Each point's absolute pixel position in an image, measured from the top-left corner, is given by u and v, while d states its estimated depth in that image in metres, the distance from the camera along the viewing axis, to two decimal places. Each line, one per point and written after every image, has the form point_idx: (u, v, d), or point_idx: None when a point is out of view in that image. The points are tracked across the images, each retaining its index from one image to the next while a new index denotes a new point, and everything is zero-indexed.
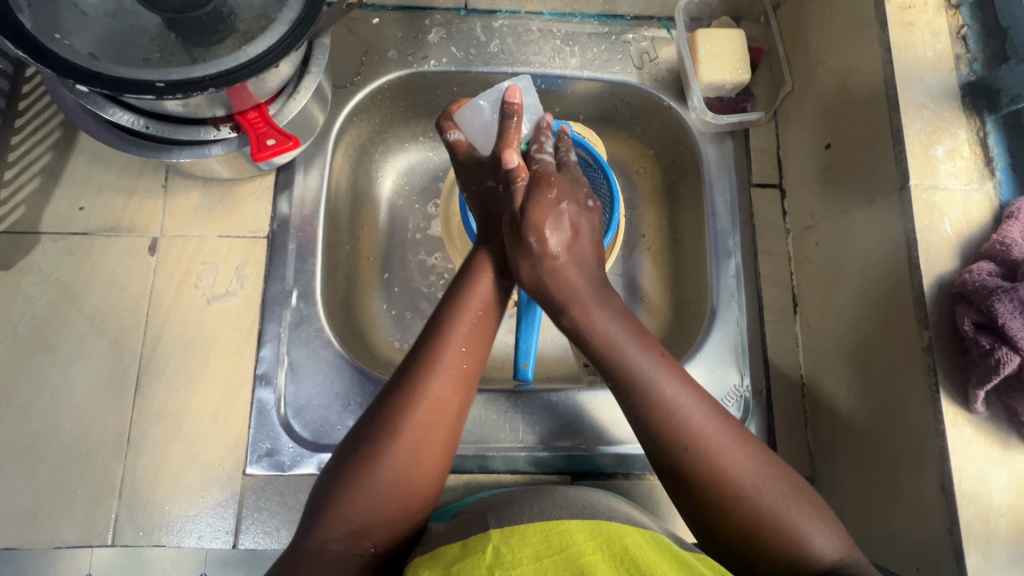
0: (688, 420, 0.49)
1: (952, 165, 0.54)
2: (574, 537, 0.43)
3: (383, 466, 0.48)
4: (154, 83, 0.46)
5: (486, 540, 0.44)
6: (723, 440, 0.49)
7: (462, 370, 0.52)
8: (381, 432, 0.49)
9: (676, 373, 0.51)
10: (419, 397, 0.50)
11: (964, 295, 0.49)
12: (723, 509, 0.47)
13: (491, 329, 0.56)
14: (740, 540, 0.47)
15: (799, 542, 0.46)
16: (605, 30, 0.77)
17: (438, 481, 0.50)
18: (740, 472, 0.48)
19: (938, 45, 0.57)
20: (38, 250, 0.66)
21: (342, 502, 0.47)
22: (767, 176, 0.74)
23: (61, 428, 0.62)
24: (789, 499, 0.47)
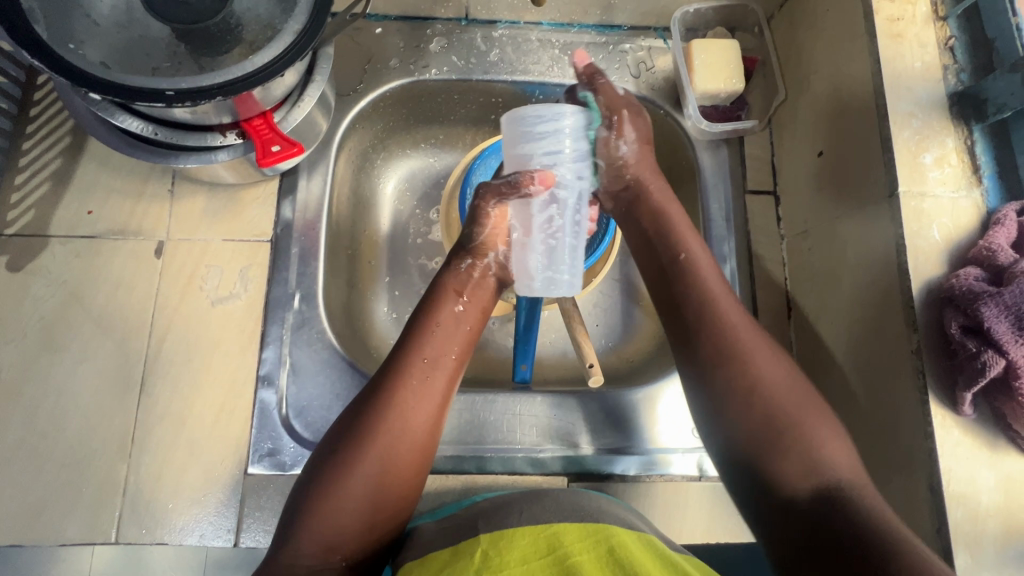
0: (723, 305, 0.54)
1: (940, 173, 0.55)
2: (561, 540, 0.45)
3: (353, 484, 0.48)
4: (164, 91, 0.47)
5: (476, 544, 0.46)
6: (755, 340, 0.53)
7: (430, 386, 0.53)
8: (348, 452, 0.49)
9: (721, 278, 0.57)
10: (386, 416, 0.51)
11: (952, 299, 0.50)
12: (745, 403, 0.51)
13: (464, 342, 0.57)
14: (755, 436, 0.50)
15: (807, 451, 0.48)
16: (602, 40, 0.79)
17: (410, 495, 0.51)
18: (769, 373, 0.51)
19: (926, 56, 0.58)
20: (47, 253, 0.68)
21: (310, 521, 0.47)
22: (761, 183, 0.76)
23: (66, 426, 0.63)
24: (809, 414, 0.50)
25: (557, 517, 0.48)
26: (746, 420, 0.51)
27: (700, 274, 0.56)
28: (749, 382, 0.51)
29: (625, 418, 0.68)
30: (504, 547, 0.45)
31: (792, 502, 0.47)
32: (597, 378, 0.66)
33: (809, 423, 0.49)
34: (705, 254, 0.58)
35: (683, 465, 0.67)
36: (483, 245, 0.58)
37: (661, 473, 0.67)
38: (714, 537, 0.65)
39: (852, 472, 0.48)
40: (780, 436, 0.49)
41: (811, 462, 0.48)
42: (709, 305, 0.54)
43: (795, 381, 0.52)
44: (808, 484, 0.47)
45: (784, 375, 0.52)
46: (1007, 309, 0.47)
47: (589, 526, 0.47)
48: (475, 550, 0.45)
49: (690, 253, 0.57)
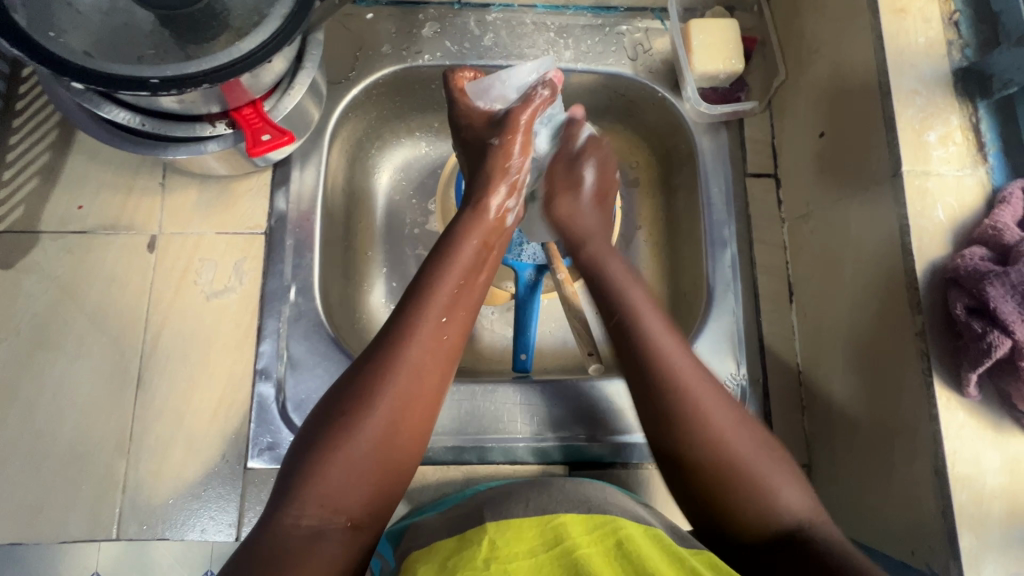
0: (679, 363, 0.53)
1: (945, 151, 0.54)
2: (567, 531, 0.45)
3: (360, 439, 0.48)
4: (148, 79, 0.46)
5: (482, 534, 0.45)
6: (715, 401, 0.51)
7: (442, 343, 0.53)
8: (354, 409, 0.49)
9: (669, 330, 0.55)
10: (394, 369, 0.51)
11: (956, 280, 0.49)
12: (707, 473, 0.49)
13: (473, 297, 0.57)
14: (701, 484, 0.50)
15: (765, 500, 0.48)
16: (599, 22, 0.77)
17: (415, 456, 0.51)
18: (732, 434, 0.50)
19: (930, 31, 0.57)
20: (38, 249, 0.67)
21: (313, 481, 0.46)
22: (761, 166, 0.75)
23: (64, 423, 0.63)
24: (755, 447, 0.50)
25: (563, 509, 0.48)
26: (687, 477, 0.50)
27: (665, 353, 0.53)
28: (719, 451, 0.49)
29: (625, 406, 0.68)
30: (510, 538, 0.45)
31: (755, 548, 0.47)
32: (597, 366, 0.67)
33: (767, 468, 0.49)
34: (651, 309, 0.56)
35: None
36: (490, 187, 0.62)
37: None
38: None
39: (809, 512, 0.48)
40: (722, 495, 0.49)
41: (768, 511, 0.48)
42: (670, 382, 0.52)
43: (749, 427, 0.51)
44: (771, 530, 0.47)
45: (734, 420, 0.51)
46: (1014, 289, 0.46)
47: (596, 518, 0.46)
48: (481, 540, 0.45)
49: (648, 327, 0.55)
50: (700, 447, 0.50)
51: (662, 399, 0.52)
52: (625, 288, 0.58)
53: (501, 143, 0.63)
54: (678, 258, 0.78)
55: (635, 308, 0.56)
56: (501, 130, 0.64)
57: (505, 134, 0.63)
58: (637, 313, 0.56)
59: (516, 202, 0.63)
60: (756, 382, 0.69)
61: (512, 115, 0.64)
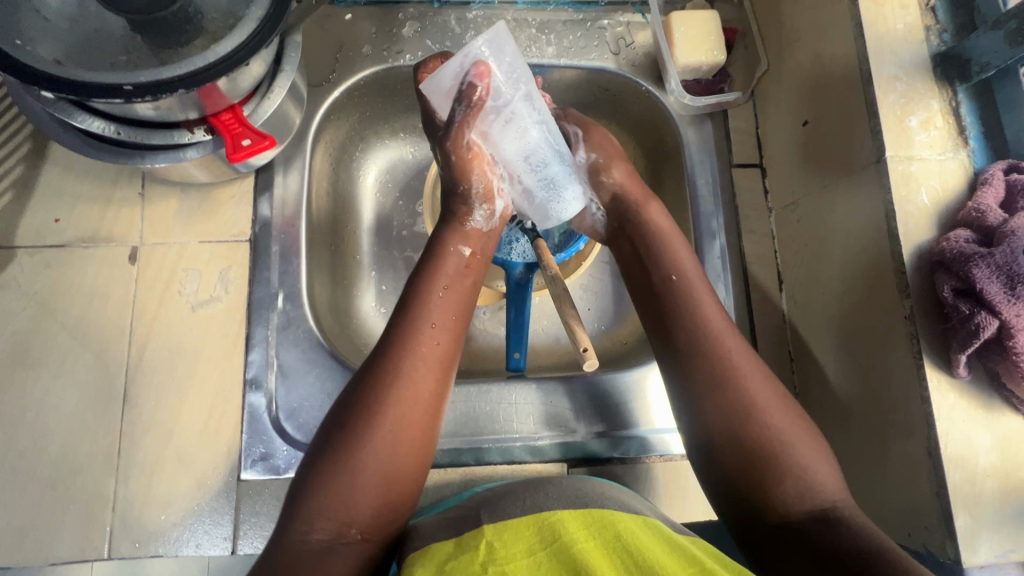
0: (715, 327, 0.54)
1: (927, 136, 0.55)
2: (563, 530, 0.44)
3: (363, 456, 0.48)
4: (121, 87, 0.45)
5: (478, 537, 0.45)
6: (755, 373, 0.52)
7: (437, 352, 0.53)
8: (355, 424, 0.49)
9: (718, 303, 0.56)
10: (392, 382, 0.50)
11: (942, 263, 0.50)
12: (745, 436, 0.50)
13: (466, 303, 0.57)
14: (741, 475, 0.50)
15: (799, 476, 0.48)
16: (580, 17, 0.77)
17: (422, 466, 0.51)
18: (765, 400, 0.51)
19: (908, 17, 0.57)
20: (14, 265, 0.65)
21: (318, 501, 0.46)
22: (747, 156, 0.75)
23: (49, 442, 0.61)
24: (783, 413, 0.51)
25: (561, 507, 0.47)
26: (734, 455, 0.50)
27: (704, 316, 0.54)
28: (750, 416, 0.50)
29: (618, 401, 0.68)
30: (507, 538, 0.44)
31: (790, 524, 0.47)
32: (592, 363, 0.61)
33: (799, 443, 0.49)
34: (699, 275, 0.58)
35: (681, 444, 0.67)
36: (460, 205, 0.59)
37: (660, 454, 0.67)
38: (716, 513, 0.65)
39: (837, 492, 0.48)
40: (767, 467, 0.49)
41: (806, 483, 0.48)
42: (711, 351, 0.53)
43: (783, 401, 0.52)
44: (805, 506, 0.47)
45: (771, 390, 0.52)
46: (999, 270, 0.47)
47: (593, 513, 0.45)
48: (479, 542, 0.44)
49: (693, 290, 0.56)
50: (733, 408, 0.51)
51: (702, 357, 0.53)
52: (671, 244, 0.59)
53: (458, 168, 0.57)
54: None
55: (687, 277, 0.57)
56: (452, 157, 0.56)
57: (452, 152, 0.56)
58: (684, 274, 0.57)
59: (489, 210, 0.60)
60: None
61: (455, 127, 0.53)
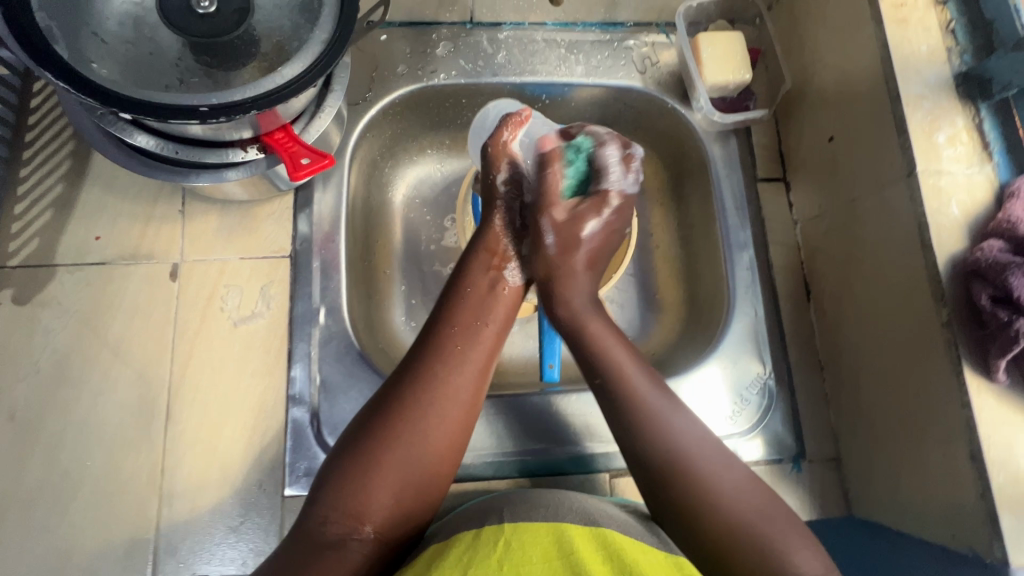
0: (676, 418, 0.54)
1: (954, 151, 0.57)
2: (579, 546, 0.46)
3: (386, 455, 0.49)
4: (196, 108, 0.46)
5: (498, 534, 0.47)
6: (705, 454, 0.52)
7: (465, 362, 0.55)
8: (379, 426, 0.51)
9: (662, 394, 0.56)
10: (422, 386, 0.53)
11: (978, 272, 0.52)
12: (711, 517, 0.49)
13: (495, 317, 0.59)
14: (716, 548, 0.49)
15: (775, 560, 0.47)
16: (607, 38, 0.79)
17: (443, 479, 0.52)
18: (731, 484, 0.51)
19: (931, 39, 0.60)
20: (55, 283, 0.65)
21: (337, 494, 0.48)
22: (771, 170, 0.77)
23: (91, 461, 0.61)
24: (746, 490, 0.51)
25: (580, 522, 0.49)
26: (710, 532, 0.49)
27: (659, 410, 0.54)
28: (717, 501, 0.50)
29: None
30: (524, 540, 0.46)
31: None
32: None
33: (768, 527, 0.49)
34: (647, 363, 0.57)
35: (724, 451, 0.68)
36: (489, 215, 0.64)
37: None
38: None
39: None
40: (731, 546, 0.48)
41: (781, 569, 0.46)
42: (648, 442, 0.53)
43: (749, 480, 0.52)
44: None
45: (733, 476, 0.52)
46: None
47: (605, 534, 0.48)
48: (496, 540, 0.46)
49: (640, 379, 0.56)
50: (702, 502, 0.50)
51: (667, 446, 0.53)
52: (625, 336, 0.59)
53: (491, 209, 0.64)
54: (694, 263, 0.80)
55: (625, 365, 0.57)
56: (495, 193, 0.65)
57: (489, 167, 0.66)
58: (620, 371, 0.56)
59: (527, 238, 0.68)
60: (782, 380, 0.71)
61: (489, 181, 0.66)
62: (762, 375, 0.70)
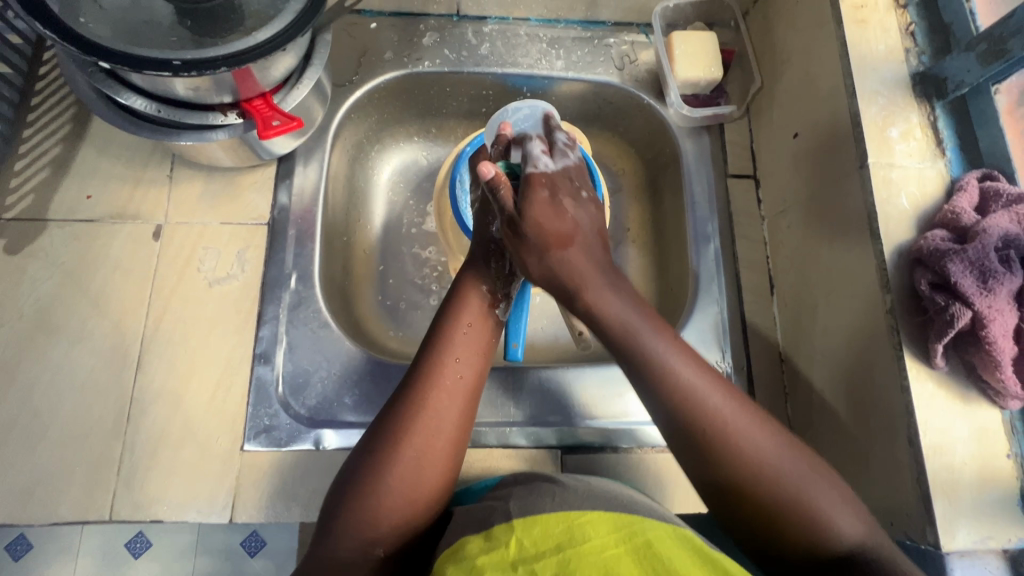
0: (707, 394, 0.50)
1: (906, 146, 0.59)
2: (591, 531, 0.45)
3: (373, 532, 0.49)
4: (171, 61, 0.50)
5: (509, 531, 0.46)
6: (752, 428, 0.49)
7: (456, 385, 0.55)
8: (355, 507, 0.49)
9: (706, 373, 0.51)
10: (387, 474, 0.50)
11: (921, 260, 0.53)
12: (747, 493, 0.48)
13: (482, 337, 0.58)
14: (760, 518, 0.48)
15: (816, 523, 0.46)
16: (588, 35, 0.83)
17: (434, 511, 0.52)
18: (769, 456, 0.48)
19: (889, 39, 0.62)
20: (46, 236, 0.69)
21: (335, 571, 0.47)
22: (741, 167, 0.79)
23: (62, 404, 0.64)
24: (794, 463, 0.48)
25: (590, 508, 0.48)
26: (753, 507, 0.48)
27: (687, 382, 0.50)
28: (747, 479, 0.48)
29: (617, 391, 0.71)
30: (537, 534, 0.45)
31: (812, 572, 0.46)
32: None
33: (816, 492, 0.47)
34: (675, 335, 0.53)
35: None
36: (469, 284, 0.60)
37: (652, 445, 0.69)
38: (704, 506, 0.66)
39: (864, 536, 0.46)
40: (777, 516, 0.47)
41: (826, 538, 0.46)
42: (697, 419, 0.49)
43: (791, 448, 0.49)
44: (824, 555, 0.46)
45: (779, 455, 0.49)
46: (972, 265, 0.50)
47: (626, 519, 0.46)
48: (508, 538, 0.45)
49: (671, 355, 0.52)
50: (739, 477, 0.48)
51: (701, 426, 0.49)
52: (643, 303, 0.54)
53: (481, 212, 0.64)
54: (664, 255, 0.81)
55: (653, 345, 0.52)
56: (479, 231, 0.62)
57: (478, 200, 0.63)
58: (668, 334, 0.53)
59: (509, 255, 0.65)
60: (740, 370, 0.71)
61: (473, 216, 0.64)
62: (720, 363, 0.71)
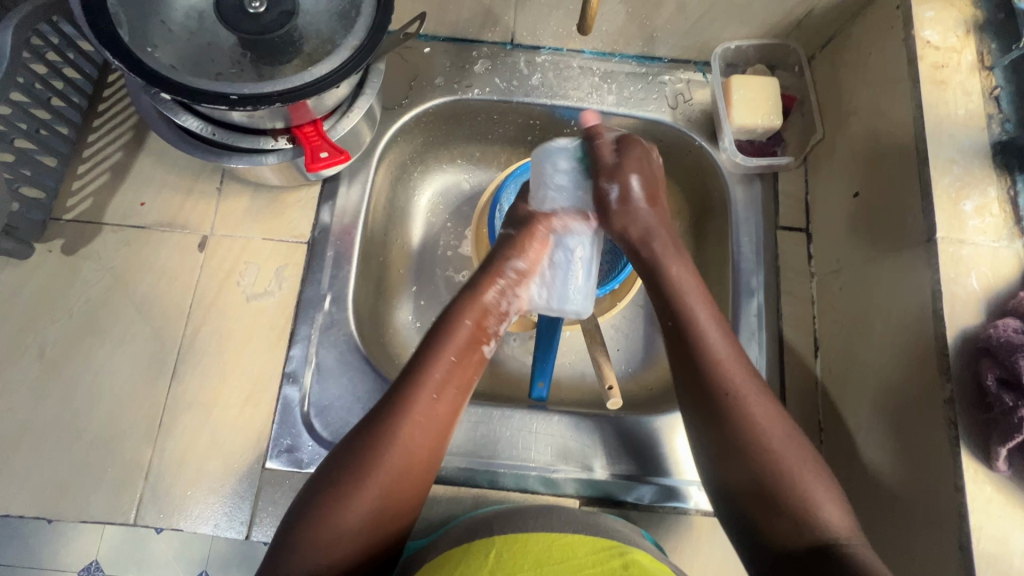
0: (729, 364, 0.56)
1: (981, 222, 0.55)
2: (567, 548, 0.50)
3: (354, 511, 0.50)
4: (228, 95, 0.51)
5: (489, 545, 0.51)
6: (759, 395, 0.54)
7: (432, 421, 0.55)
8: (348, 479, 0.51)
9: (728, 338, 0.58)
10: (388, 452, 0.52)
11: (988, 350, 0.49)
12: (746, 466, 0.52)
13: (467, 374, 0.59)
14: (752, 492, 0.52)
15: (800, 498, 0.50)
16: (642, 71, 0.81)
17: (412, 505, 0.54)
18: (769, 426, 0.53)
19: (970, 104, 0.58)
20: (99, 239, 0.71)
21: (311, 542, 0.49)
22: (794, 219, 0.75)
23: (101, 404, 0.66)
24: (788, 440, 0.53)
25: (569, 529, 0.52)
26: (747, 470, 0.52)
27: (718, 347, 0.57)
28: (741, 448, 0.53)
29: (642, 445, 0.68)
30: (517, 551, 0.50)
31: (786, 554, 0.49)
32: (616, 401, 0.66)
33: (806, 477, 0.51)
34: (710, 311, 0.59)
35: (699, 499, 0.66)
36: (485, 280, 0.64)
37: (674, 505, 0.66)
38: None
39: (844, 526, 0.50)
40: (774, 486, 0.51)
41: (807, 520, 0.49)
42: (716, 368, 0.55)
43: (794, 437, 0.53)
44: (802, 539, 0.49)
45: (776, 417, 0.54)
46: None
47: (598, 540, 0.51)
48: (488, 552, 0.50)
49: (706, 323, 0.58)
50: (742, 453, 0.52)
51: (713, 393, 0.55)
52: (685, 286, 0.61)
53: (514, 249, 0.65)
54: None
55: (694, 308, 0.59)
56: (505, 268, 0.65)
57: (517, 241, 0.66)
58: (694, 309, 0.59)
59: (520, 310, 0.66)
60: None
61: (501, 255, 0.65)
62: None
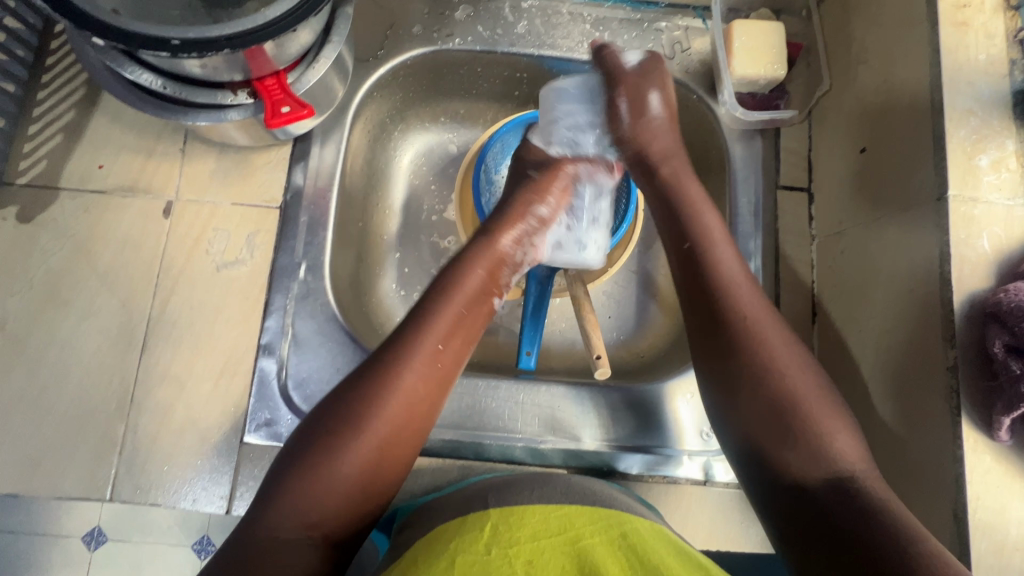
0: (749, 309, 0.53)
1: (996, 177, 0.51)
2: (570, 522, 0.47)
3: (343, 460, 0.48)
4: (169, 40, 0.46)
5: (484, 518, 0.48)
6: (785, 347, 0.52)
7: (433, 363, 0.53)
8: (343, 424, 0.49)
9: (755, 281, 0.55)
10: (382, 389, 0.50)
11: (996, 316, 0.46)
12: (768, 416, 0.50)
13: (473, 319, 0.56)
14: (768, 444, 0.49)
15: (823, 452, 0.48)
16: (637, 17, 0.75)
17: (408, 453, 0.52)
18: (788, 367, 0.51)
19: (992, 48, 0.53)
20: (56, 206, 0.67)
21: (300, 485, 0.47)
22: (795, 178, 0.71)
23: (69, 379, 0.63)
24: (808, 389, 0.50)
25: (568, 500, 0.50)
26: (762, 422, 0.50)
27: (738, 295, 0.54)
28: (765, 399, 0.50)
29: (632, 415, 0.66)
30: (513, 523, 0.48)
31: (801, 499, 0.47)
32: (603, 372, 0.63)
33: (831, 426, 0.49)
34: (728, 247, 0.57)
35: (689, 468, 0.65)
36: (506, 226, 0.61)
37: (664, 474, 0.65)
38: (715, 544, 0.64)
39: (864, 475, 0.47)
40: (796, 434, 0.49)
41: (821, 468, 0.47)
42: (738, 319, 0.53)
43: (814, 380, 0.51)
44: (818, 485, 0.47)
45: (801, 367, 0.51)
46: None
47: (597, 509, 0.49)
48: (484, 523, 0.47)
49: (726, 270, 0.55)
50: (750, 402, 0.51)
51: (727, 338, 0.52)
52: (702, 221, 0.57)
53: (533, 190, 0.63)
54: None
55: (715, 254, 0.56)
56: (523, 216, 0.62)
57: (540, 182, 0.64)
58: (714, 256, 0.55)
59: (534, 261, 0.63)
60: None
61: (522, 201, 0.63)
62: None
